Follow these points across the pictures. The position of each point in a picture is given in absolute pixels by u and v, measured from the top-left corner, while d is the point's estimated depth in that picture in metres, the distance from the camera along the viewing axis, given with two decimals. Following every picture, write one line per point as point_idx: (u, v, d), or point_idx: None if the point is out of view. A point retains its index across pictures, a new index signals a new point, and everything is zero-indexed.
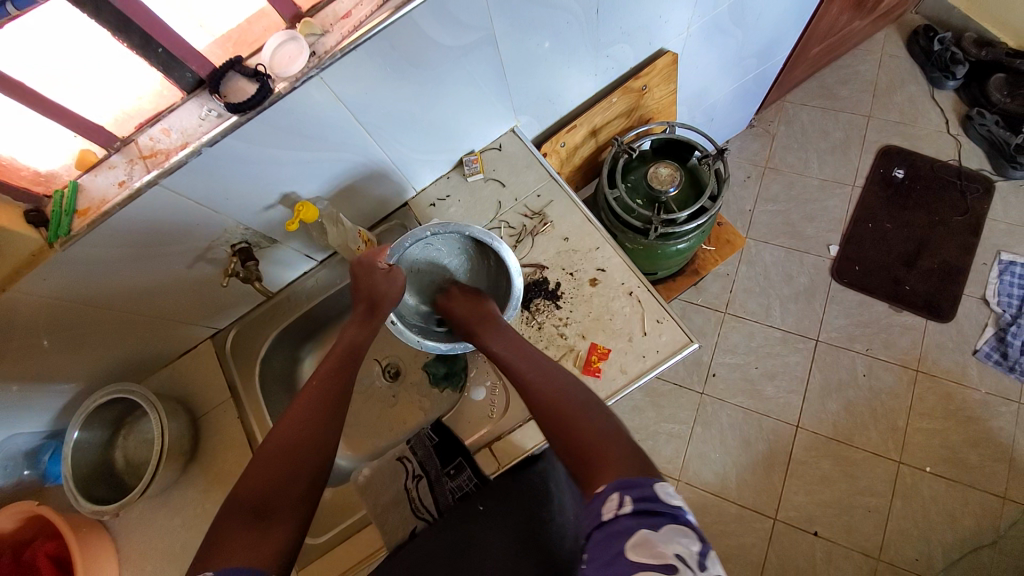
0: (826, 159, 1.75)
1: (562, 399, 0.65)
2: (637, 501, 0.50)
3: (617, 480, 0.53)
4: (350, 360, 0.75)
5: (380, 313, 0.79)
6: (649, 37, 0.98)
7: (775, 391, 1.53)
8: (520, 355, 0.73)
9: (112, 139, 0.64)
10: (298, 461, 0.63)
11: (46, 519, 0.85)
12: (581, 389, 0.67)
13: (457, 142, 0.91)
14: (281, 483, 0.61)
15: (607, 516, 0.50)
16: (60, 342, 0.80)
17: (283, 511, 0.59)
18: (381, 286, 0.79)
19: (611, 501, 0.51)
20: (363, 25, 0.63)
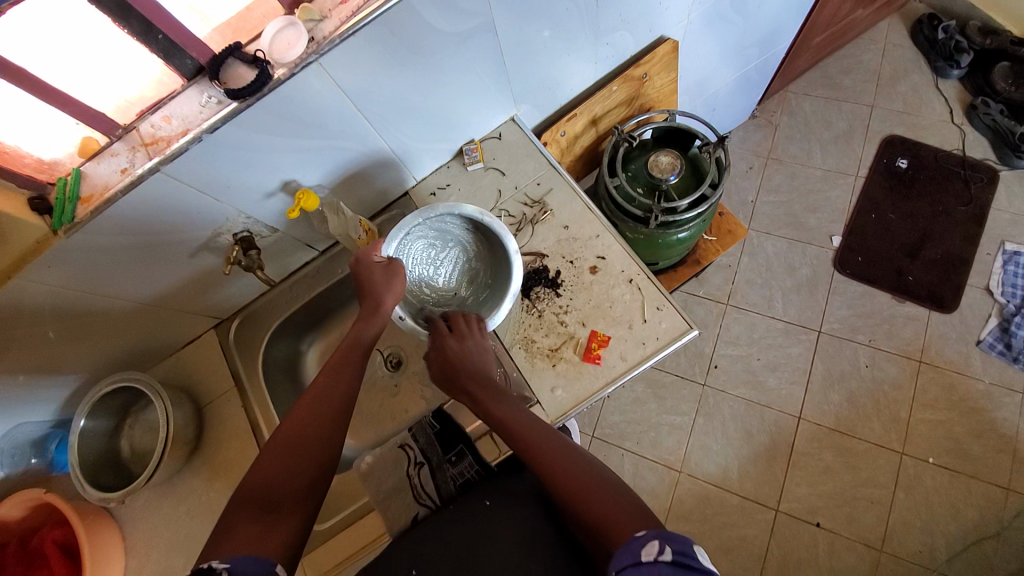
0: (829, 150, 1.74)
1: (556, 450, 0.64)
2: (676, 554, 0.47)
3: (658, 529, 0.51)
4: (359, 358, 0.74)
5: (387, 300, 0.76)
6: (650, 24, 0.98)
7: (777, 382, 1.53)
8: (530, 426, 0.68)
9: (114, 126, 0.64)
10: (308, 450, 0.63)
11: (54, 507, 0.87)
12: (599, 469, 0.63)
13: (457, 130, 0.91)
14: (293, 471, 0.61)
15: (644, 559, 0.48)
16: (65, 333, 0.80)
17: (293, 498, 0.60)
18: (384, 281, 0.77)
19: (651, 547, 0.49)
20: (362, 10, 0.63)
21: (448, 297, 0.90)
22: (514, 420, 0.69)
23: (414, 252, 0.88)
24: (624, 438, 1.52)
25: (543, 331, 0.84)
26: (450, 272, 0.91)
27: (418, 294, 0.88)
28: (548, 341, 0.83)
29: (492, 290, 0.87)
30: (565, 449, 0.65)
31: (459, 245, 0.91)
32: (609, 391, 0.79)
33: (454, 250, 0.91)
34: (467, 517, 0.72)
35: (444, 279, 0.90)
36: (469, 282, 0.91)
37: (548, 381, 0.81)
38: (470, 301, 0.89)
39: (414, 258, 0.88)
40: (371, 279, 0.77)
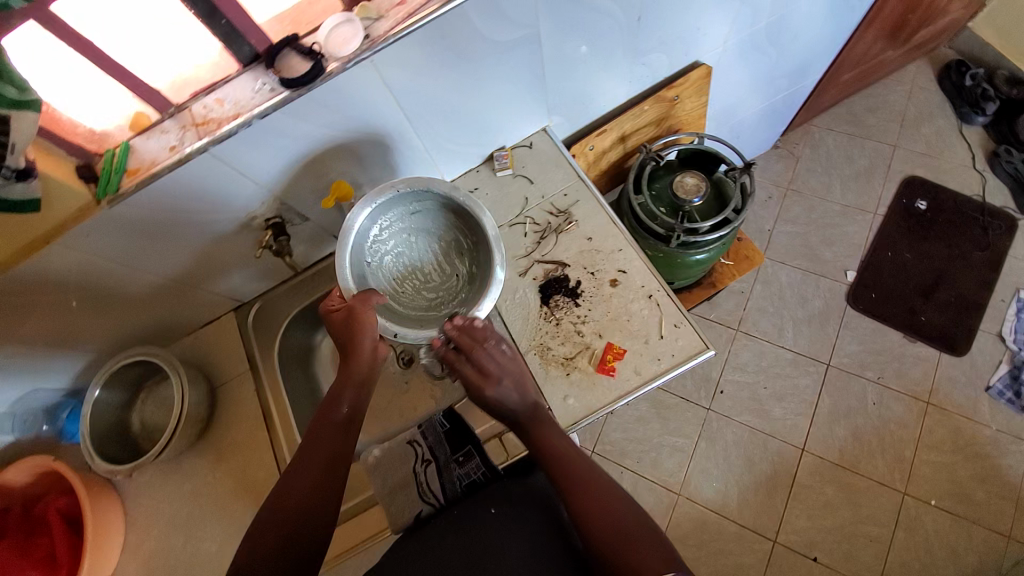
0: (849, 186, 1.75)
1: (592, 488, 0.65)
2: None
3: None
4: (355, 401, 0.73)
5: (365, 347, 0.73)
6: (686, 48, 1.00)
7: (783, 412, 1.52)
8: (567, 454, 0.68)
9: (167, 105, 0.67)
10: (314, 486, 0.66)
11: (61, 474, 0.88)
12: (631, 505, 0.65)
13: (491, 136, 0.93)
14: (304, 509, 0.64)
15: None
16: (89, 302, 0.82)
17: (307, 534, 0.63)
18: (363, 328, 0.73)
19: None
20: (418, 12, 0.65)
21: (451, 281, 0.86)
22: (551, 443, 0.69)
23: (390, 269, 0.85)
24: (624, 455, 1.52)
25: (559, 339, 0.85)
26: (436, 260, 0.88)
27: (427, 302, 0.85)
28: (563, 350, 0.84)
29: (480, 241, 0.84)
30: (601, 487, 0.66)
31: (423, 232, 0.87)
32: (620, 404, 0.80)
33: (418, 241, 0.87)
34: (473, 526, 0.71)
35: (439, 268, 0.87)
36: (460, 252, 0.87)
37: (560, 389, 0.81)
38: (471, 269, 0.85)
39: (396, 279, 0.85)
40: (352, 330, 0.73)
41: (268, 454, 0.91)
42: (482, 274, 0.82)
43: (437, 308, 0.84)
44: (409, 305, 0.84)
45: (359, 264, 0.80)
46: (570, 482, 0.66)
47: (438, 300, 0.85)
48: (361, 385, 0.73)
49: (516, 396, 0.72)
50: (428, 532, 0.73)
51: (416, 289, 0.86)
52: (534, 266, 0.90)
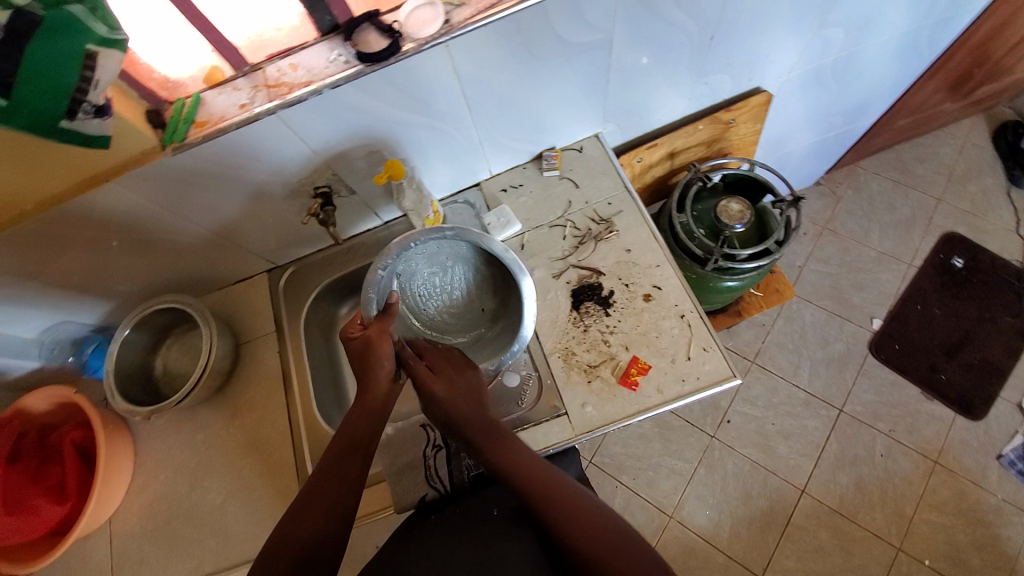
0: (887, 233, 1.73)
1: (568, 498, 0.59)
2: None
3: None
4: (369, 434, 0.69)
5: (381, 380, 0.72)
6: (751, 73, 0.99)
7: (787, 451, 1.51)
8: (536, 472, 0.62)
9: (242, 62, 0.68)
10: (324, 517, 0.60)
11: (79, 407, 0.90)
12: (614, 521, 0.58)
13: (544, 135, 0.93)
14: (317, 535, 0.58)
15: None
16: (129, 244, 0.83)
17: (319, 565, 0.56)
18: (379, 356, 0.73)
19: None
20: (498, 4, 0.66)
21: (472, 313, 0.90)
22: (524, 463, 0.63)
23: (420, 285, 0.88)
24: (621, 469, 1.52)
25: (585, 345, 0.85)
26: (464, 286, 0.90)
27: (446, 325, 0.89)
28: (587, 357, 0.84)
29: (514, 297, 0.84)
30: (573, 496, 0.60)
31: (460, 260, 0.87)
32: (638, 419, 0.79)
33: (452, 266, 0.88)
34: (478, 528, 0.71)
35: (466, 294, 0.90)
36: (490, 289, 0.89)
37: (579, 395, 0.82)
38: (496, 309, 0.88)
39: (423, 295, 0.88)
40: (366, 354, 0.74)
41: (282, 417, 0.92)
42: (506, 322, 0.85)
43: (454, 332, 0.89)
44: (427, 323, 0.88)
45: (388, 285, 0.81)
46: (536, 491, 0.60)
47: (453, 326, 0.89)
48: (374, 417, 0.70)
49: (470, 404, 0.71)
50: (421, 540, 0.71)
51: (436, 307, 0.89)
52: (569, 269, 0.90)
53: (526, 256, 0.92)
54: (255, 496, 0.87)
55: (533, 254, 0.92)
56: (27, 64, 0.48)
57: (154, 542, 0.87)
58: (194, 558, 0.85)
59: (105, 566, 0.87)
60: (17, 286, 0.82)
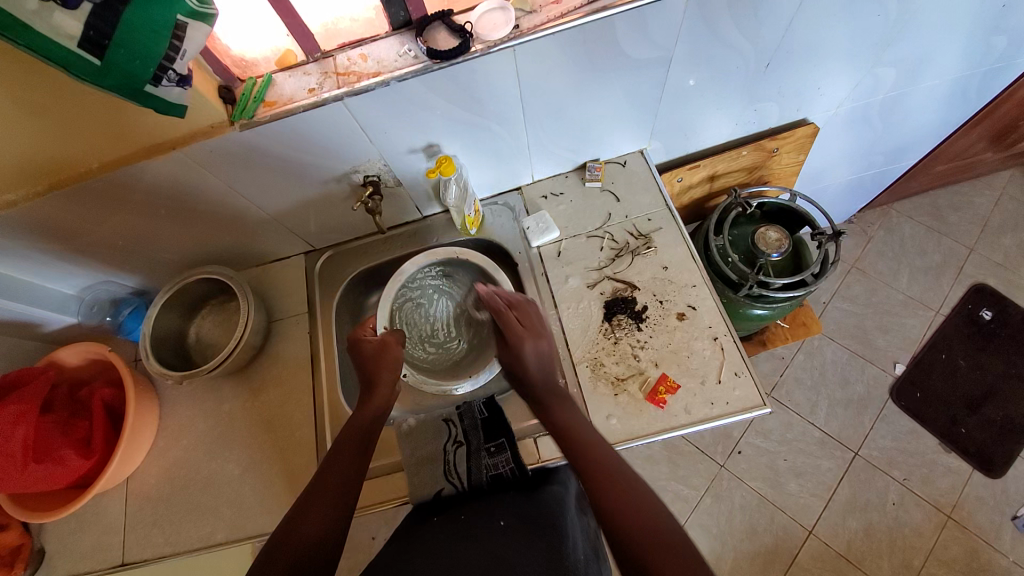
0: (916, 278, 1.70)
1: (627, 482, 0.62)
2: None
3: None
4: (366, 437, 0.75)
5: (384, 386, 0.81)
6: (800, 103, 0.99)
7: (797, 489, 1.48)
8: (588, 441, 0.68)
9: (315, 49, 0.70)
10: (327, 514, 0.64)
11: (110, 364, 0.92)
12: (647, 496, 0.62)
13: (590, 146, 0.94)
14: (317, 540, 0.62)
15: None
16: (180, 214, 0.86)
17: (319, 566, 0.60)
18: (374, 364, 0.83)
19: None
20: (569, 15, 0.67)
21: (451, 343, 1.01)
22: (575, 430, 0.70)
23: (407, 314, 1.00)
24: None
25: (614, 358, 0.85)
26: (446, 320, 1.02)
27: (426, 355, 0.99)
28: (616, 369, 0.84)
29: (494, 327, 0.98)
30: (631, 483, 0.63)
31: (446, 295, 1.02)
32: (663, 437, 0.78)
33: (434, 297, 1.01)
34: (483, 531, 0.70)
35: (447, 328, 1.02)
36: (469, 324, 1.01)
37: (605, 407, 0.81)
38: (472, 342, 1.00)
39: (409, 324, 1.00)
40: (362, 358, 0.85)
41: (305, 398, 0.93)
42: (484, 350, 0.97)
43: (431, 362, 0.99)
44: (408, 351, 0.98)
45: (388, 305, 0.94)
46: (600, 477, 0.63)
47: (433, 358, 0.99)
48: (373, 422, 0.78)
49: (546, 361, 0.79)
50: (419, 543, 0.69)
51: (418, 339, 1.00)
52: (604, 281, 0.91)
53: (561, 263, 0.93)
54: (271, 472, 0.88)
55: (569, 263, 0.93)
56: (122, 28, 0.48)
57: (168, 509, 0.88)
58: (207, 527, 0.86)
59: (118, 525, 0.89)
60: (70, 243, 0.85)
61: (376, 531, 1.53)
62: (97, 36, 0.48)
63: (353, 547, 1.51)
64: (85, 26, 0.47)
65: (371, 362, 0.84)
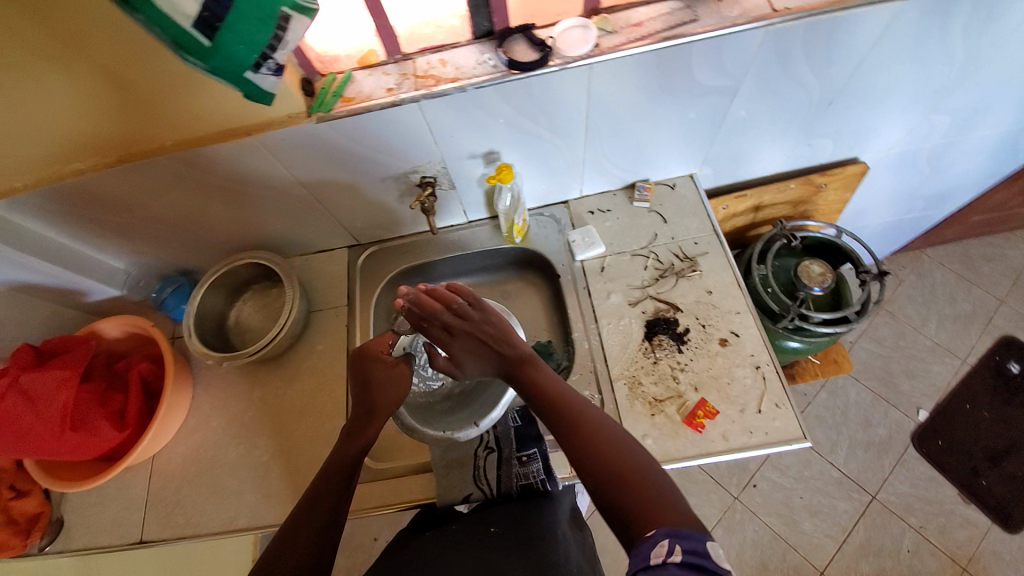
0: (945, 325, 1.69)
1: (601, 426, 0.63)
2: (686, 553, 0.47)
3: (670, 529, 0.50)
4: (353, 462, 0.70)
5: (374, 425, 0.73)
6: (854, 142, 1.00)
7: (812, 528, 1.45)
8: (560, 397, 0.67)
9: (397, 51, 0.73)
10: (313, 541, 0.61)
11: (149, 337, 0.92)
12: (630, 443, 0.61)
13: (643, 167, 0.95)
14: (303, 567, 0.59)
15: (653, 562, 0.47)
16: (238, 199, 0.87)
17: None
18: (375, 401, 0.75)
19: (661, 548, 0.48)
20: (648, 38, 0.69)
21: (439, 403, 0.92)
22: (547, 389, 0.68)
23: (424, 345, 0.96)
24: None
25: (653, 378, 0.84)
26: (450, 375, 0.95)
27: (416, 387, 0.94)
28: (654, 390, 0.83)
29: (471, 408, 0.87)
30: (605, 425, 0.64)
31: None
32: (697, 463, 0.78)
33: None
34: (471, 541, 0.72)
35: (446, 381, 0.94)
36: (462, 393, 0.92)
37: (641, 427, 0.81)
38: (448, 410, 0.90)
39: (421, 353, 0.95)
40: (365, 383, 0.76)
41: (338, 390, 0.93)
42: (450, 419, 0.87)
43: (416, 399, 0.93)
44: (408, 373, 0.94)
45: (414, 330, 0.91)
46: (573, 425, 0.64)
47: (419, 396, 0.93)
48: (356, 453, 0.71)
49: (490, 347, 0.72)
50: (409, 554, 0.72)
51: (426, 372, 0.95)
52: (646, 300, 0.91)
53: (604, 279, 0.94)
54: (298, 462, 0.88)
55: (612, 279, 0.93)
56: (233, 13, 0.50)
57: (194, 488, 0.88)
58: (231, 509, 0.85)
59: (141, 500, 0.88)
60: (128, 217, 0.86)
61: (377, 532, 1.51)
62: (211, 17, 0.50)
63: (353, 546, 1.50)
64: (201, 7, 0.49)
65: (374, 394, 0.75)
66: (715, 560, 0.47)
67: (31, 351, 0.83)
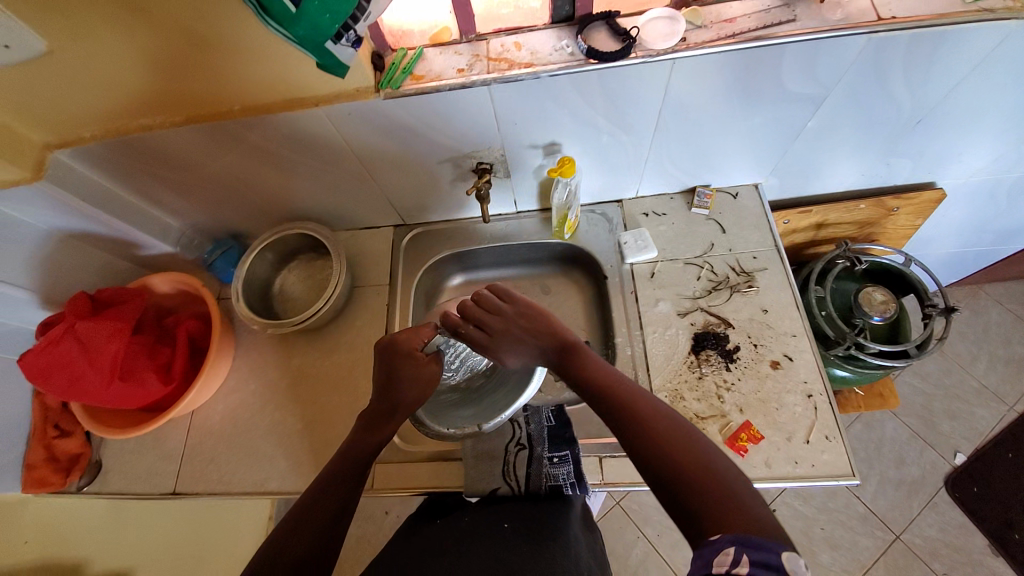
0: (996, 367, 1.59)
1: (660, 416, 0.59)
2: (756, 565, 0.41)
3: (735, 533, 0.45)
4: (369, 453, 0.69)
5: (391, 424, 0.72)
6: (937, 166, 0.93)
7: (829, 561, 1.41)
8: (612, 389, 0.64)
9: (471, 30, 0.71)
10: (318, 528, 0.60)
11: (194, 292, 0.93)
12: (689, 432, 0.57)
13: (707, 172, 0.91)
14: (313, 552, 0.58)
15: (716, 571, 0.42)
16: (292, 169, 0.87)
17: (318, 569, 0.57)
18: (402, 396, 0.72)
19: (725, 556, 0.43)
20: (740, 36, 0.65)
21: (445, 392, 0.91)
22: (599, 379, 0.65)
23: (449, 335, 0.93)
24: None
25: (696, 393, 0.81)
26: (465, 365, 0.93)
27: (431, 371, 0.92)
28: (697, 406, 0.80)
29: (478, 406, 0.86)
30: (663, 414, 0.60)
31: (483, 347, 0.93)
32: None
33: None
34: (489, 535, 0.69)
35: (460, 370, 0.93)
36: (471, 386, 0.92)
37: None
38: (455, 400, 0.90)
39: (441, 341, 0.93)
40: (390, 375, 0.72)
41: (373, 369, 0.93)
42: (456, 411, 0.87)
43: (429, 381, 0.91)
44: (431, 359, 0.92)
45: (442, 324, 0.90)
46: (630, 415, 0.60)
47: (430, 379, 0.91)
48: (369, 450, 0.69)
49: (532, 339, 0.72)
50: (418, 544, 0.70)
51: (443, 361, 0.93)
52: (696, 311, 0.87)
53: (653, 285, 0.90)
54: (328, 436, 0.88)
55: (661, 286, 0.90)
56: None
57: (226, 448, 0.90)
58: (260, 475, 0.87)
59: (175, 454, 0.91)
60: (186, 177, 0.87)
61: (389, 505, 1.54)
62: None
63: (365, 518, 1.52)
64: None
65: (400, 389, 0.72)
66: (792, 574, 0.41)
67: (86, 298, 0.84)
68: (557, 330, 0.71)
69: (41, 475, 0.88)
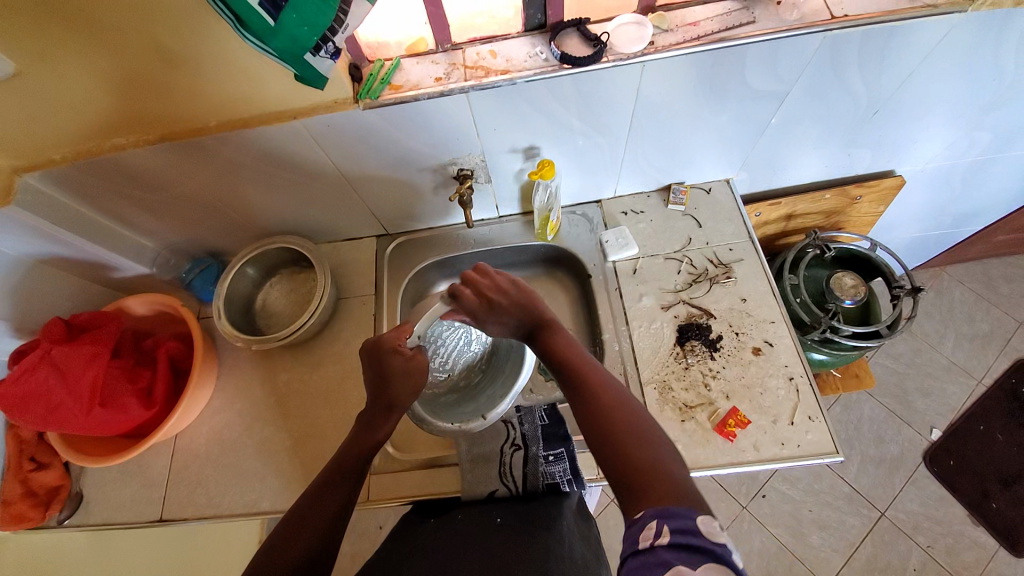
0: (962, 344, 1.68)
1: (613, 389, 0.60)
2: (676, 532, 0.44)
3: (656, 508, 0.47)
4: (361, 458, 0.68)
5: (388, 423, 0.71)
6: (893, 155, 0.99)
7: (819, 541, 1.45)
8: (574, 359, 0.64)
9: (447, 40, 0.72)
10: (314, 538, 0.59)
11: (171, 307, 0.91)
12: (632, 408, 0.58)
13: (680, 169, 0.94)
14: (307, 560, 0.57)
15: (641, 546, 0.44)
16: (272, 184, 0.87)
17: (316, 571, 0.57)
18: (396, 392, 0.70)
19: (649, 531, 0.45)
20: (705, 38, 0.68)
21: (441, 393, 0.91)
22: (563, 351, 0.66)
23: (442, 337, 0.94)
24: None
25: (684, 383, 0.84)
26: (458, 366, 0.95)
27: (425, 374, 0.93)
28: (686, 395, 0.82)
29: (475, 403, 0.87)
30: (612, 388, 0.61)
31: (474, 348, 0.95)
32: (727, 471, 0.77)
33: (461, 339, 0.95)
34: (484, 533, 0.69)
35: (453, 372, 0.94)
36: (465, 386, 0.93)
37: (671, 432, 0.80)
38: (452, 400, 0.90)
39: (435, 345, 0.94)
40: (381, 376, 0.70)
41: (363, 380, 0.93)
42: (453, 409, 0.87)
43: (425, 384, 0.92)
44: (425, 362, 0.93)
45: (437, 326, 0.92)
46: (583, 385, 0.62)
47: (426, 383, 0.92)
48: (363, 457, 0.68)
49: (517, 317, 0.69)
50: (413, 545, 0.69)
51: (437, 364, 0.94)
52: (678, 304, 0.90)
53: (636, 281, 0.93)
54: (321, 449, 0.88)
55: (644, 281, 0.93)
56: None
57: (215, 469, 0.88)
58: (253, 494, 0.85)
59: (161, 480, 0.88)
60: (162, 196, 0.86)
61: (384, 519, 1.52)
62: None
63: (359, 534, 1.50)
64: None
65: (391, 390, 0.70)
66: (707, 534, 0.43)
67: (62, 325, 0.81)
68: (542, 307, 0.69)
69: (18, 511, 0.83)
